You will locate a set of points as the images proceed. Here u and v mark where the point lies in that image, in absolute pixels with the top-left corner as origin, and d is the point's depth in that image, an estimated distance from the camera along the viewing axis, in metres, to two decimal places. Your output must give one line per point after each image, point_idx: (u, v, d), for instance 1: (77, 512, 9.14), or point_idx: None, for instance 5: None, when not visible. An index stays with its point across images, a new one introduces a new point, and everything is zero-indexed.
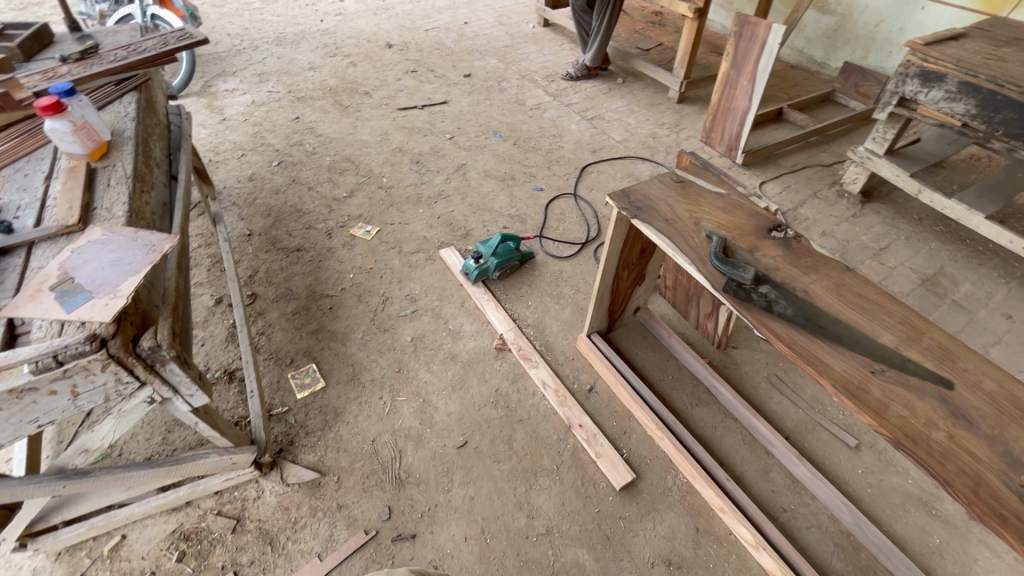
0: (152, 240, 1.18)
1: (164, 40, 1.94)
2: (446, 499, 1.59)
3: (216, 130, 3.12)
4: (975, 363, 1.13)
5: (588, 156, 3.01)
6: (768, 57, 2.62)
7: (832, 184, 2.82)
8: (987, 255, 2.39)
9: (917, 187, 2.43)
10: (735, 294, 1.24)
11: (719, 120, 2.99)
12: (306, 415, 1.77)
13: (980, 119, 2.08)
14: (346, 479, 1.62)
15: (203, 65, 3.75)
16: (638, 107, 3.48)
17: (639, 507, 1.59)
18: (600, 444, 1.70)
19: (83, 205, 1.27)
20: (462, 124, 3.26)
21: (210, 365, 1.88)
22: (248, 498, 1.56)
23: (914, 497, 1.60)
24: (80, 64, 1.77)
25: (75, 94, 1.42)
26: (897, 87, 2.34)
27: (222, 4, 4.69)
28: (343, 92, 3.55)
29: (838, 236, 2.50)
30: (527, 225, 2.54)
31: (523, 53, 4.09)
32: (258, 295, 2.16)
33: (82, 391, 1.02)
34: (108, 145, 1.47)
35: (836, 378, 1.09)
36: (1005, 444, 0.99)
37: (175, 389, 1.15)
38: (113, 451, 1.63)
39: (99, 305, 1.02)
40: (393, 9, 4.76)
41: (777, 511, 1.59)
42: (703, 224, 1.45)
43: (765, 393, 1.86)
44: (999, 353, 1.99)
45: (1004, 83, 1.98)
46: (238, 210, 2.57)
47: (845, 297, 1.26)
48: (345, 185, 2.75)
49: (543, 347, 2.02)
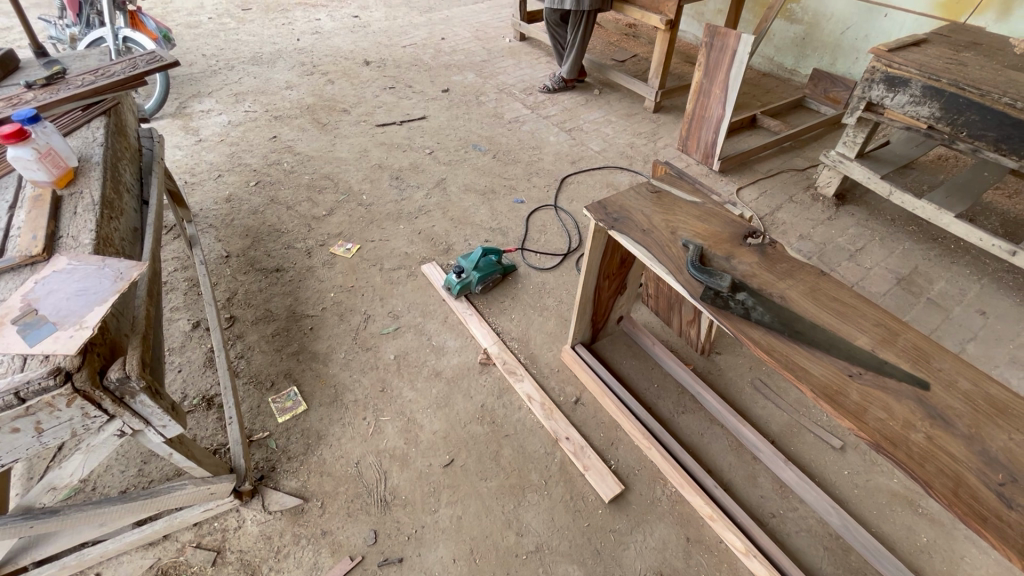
0: (120, 268, 1.15)
1: (133, 63, 1.92)
2: (433, 520, 1.56)
3: (193, 151, 3.09)
4: (949, 362, 1.15)
5: (568, 167, 3.03)
6: (739, 66, 2.68)
7: (807, 188, 2.87)
8: (958, 253, 2.45)
9: (888, 189, 2.48)
10: (713, 301, 1.25)
11: (694, 129, 3.04)
12: (288, 440, 1.73)
13: (944, 121, 2.14)
14: (330, 504, 1.58)
15: (178, 87, 3.72)
16: (615, 118, 3.52)
17: (629, 519, 1.57)
18: (587, 456, 1.69)
19: (48, 234, 1.23)
20: (442, 139, 3.27)
21: (187, 392, 1.83)
22: (228, 528, 1.52)
23: (899, 496, 1.61)
24: (46, 90, 1.74)
25: (39, 120, 1.38)
26: (864, 93, 2.39)
27: (197, 25, 4.68)
28: (322, 110, 3.54)
29: (815, 239, 2.55)
30: (508, 238, 2.54)
31: (501, 67, 4.13)
32: (236, 318, 2.12)
33: (46, 427, 1.00)
34: (74, 172, 1.43)
35: (815, 383, 1.09)
36: (982, 443, 1.00)
37: (146, 421, 1.12)
38: (87, 485, 1.58)
39: (64, 337, 0.99)
40: (370, 27, 4.78)
41: (767, 517, 1.58)
42: (679, 233, 1.46)
43: (750, 398, 1.87)
44: (975, 348, 2.03)
45: (965, 86, 2.04)
46: (215, 232, 2.54)
47: (821, 302, 1.28)
48: (324, 203, 2.73)
49: (528, 360, 2.01)
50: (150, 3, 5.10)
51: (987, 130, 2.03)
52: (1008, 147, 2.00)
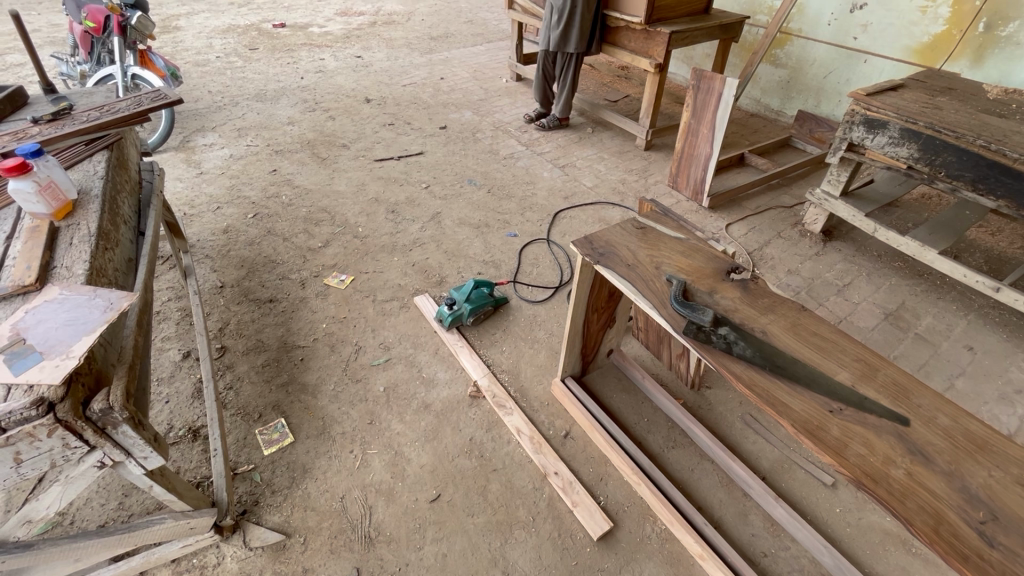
0: (110, 298, 1.16)
1: (139, 101, 2.00)
2: (418, 557, 1.53)
3: (193, 183, 3.15)
4: (929, 398, 1.16)
5: (560, 202, 3.10)
6: (725, 107, 2.78)
7: (794, 224, 2.93)
8: (944, 289, 2.49)
9: (872, 226, 2.54)
10: (696, 336, 1.26)
11: (684, 166, 3.12)
12: (272, 473, 1.71)
13: (923, 162, 2.21)
14: (313, 540, 1.55)
15: (182, 122, 3.83)
16: (608, 155, 3.62)
17: (618, 558, 1.54)
18: (576, 492, 1.67)
19: (43, 264, 1.26)
20: (438, 174, 3.35)
21: (173, 423, 1.82)
22: (206, 565, 1.48)
23: (892, 535, 1.59)
24: (52, 125, 1.80)
25: (43, 154, 1.43)
26: (845, 134, 2.48)
27: (204, 63, 4.85)
28: (322, 145, 3.63)
29: (803, 274, 2.58)
30: (501, 271, 2.57)
31: (497, 106, 4.26)
32: (227, 349, 2.12)
33: (26, 458, 1.00)
34: (73, 205, 1.47)
35: (796, 418, 1.10)
36: (963, 480, 1.00)
37: (128, 452, 1.11)
38: (64, 519, 1.55)
39: (49, 367, 1.00)
40: (371, 66, 4.96)
41: (758, 556, 1.55)
42: (664, 268, 1.49)
43: (740, 433, 1.86)
44: (964, 385, 2.03)
45: (940, 129, 2.12)
46: (211, 262, 2.56)
47: (802, 337, 1.29)
48: (320, 235, 2.77)
49: (518, 394, 2.01)
50: (161, 43, 5.30)
51: (964, 170, 2.09)
52: (985, 187, 2.06)
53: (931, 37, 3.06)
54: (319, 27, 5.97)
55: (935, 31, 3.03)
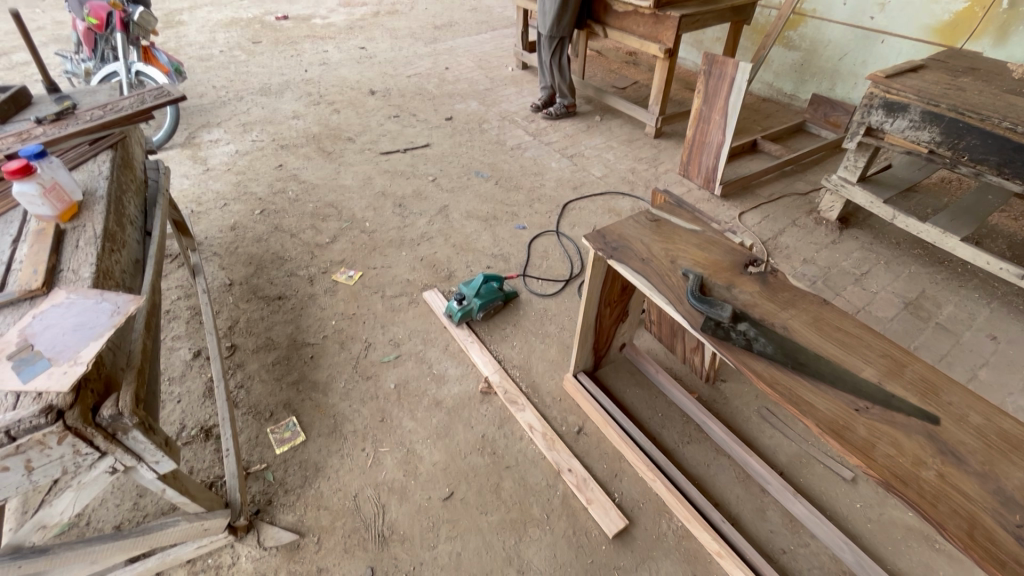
0: (117, 302, 1.15)
1: (141, 98, 1.97)
2: (432, 556, 1.52)
3: (199, 180, 3.14)
4: (959, 395, 1.12)
5: (569, 193, 3.05)
6: (737, 93, 2.71)
7: (810, 212, 2.86)
8: (966, 277, 2.42)
9: (891, 213, 2.47)
10: (714, 332, 1.23)
11: (695, 154, 3.06)
12: (285, 472, 1.70)
13: (945, 146, 2.14)
14: (327, 539, 1.55)
15: (187, 118, 3.82)
16: (616, 143, 3.55)
17: (634, 555, 1.52)
18: (590, 489, 1.65)
19: (49, 268, 1.24)
20: (445, 166, 3.31)
21: (186, 423, 1.81)
22: (222, 565, 1.49)
23: (915, 530, 1.56)
24: (56, 125, 1.78)
25: (46, 155, 1.41)
26: (863, 118, 2.40)
27: (208, 57, 4.82)
28: (327, 139, 3.60)
29: (819, 263, 2.52)
30: (510, 264, 2.54)
31: (502, 96, 4.20)
32: (238, 346, 2.11)
33: (37, 466, 0.99)
34: (78, 206, 1.45)
35: (821, 417, 1.07)
36: (997, 481, 0.96)
37: (139, 457, 1.10)
38: (80, 520, 1.56)
39: (57, 373, 0.99)
40: (375, 57, 4.90)
41: (777, 552, 1.53)
42: (679, 262, 1.45)
43: (756, 427, 1.83)
44: (987, 375, 1.98)
45: (965, 111, 2.04)
46: (219, 260, 2.55)
47: (824, 332, 1.25)
48: (327, 231, 2.75)
49: (529, 389, 1.98)
50: (164, 38, 5.26)
51: (989, 154, 2.02)
52: (1010, 171, 1.99)
53: (952, 15, 2.96)
54: (322, 19, 5.90)
55: (957, 9, 2.92)
